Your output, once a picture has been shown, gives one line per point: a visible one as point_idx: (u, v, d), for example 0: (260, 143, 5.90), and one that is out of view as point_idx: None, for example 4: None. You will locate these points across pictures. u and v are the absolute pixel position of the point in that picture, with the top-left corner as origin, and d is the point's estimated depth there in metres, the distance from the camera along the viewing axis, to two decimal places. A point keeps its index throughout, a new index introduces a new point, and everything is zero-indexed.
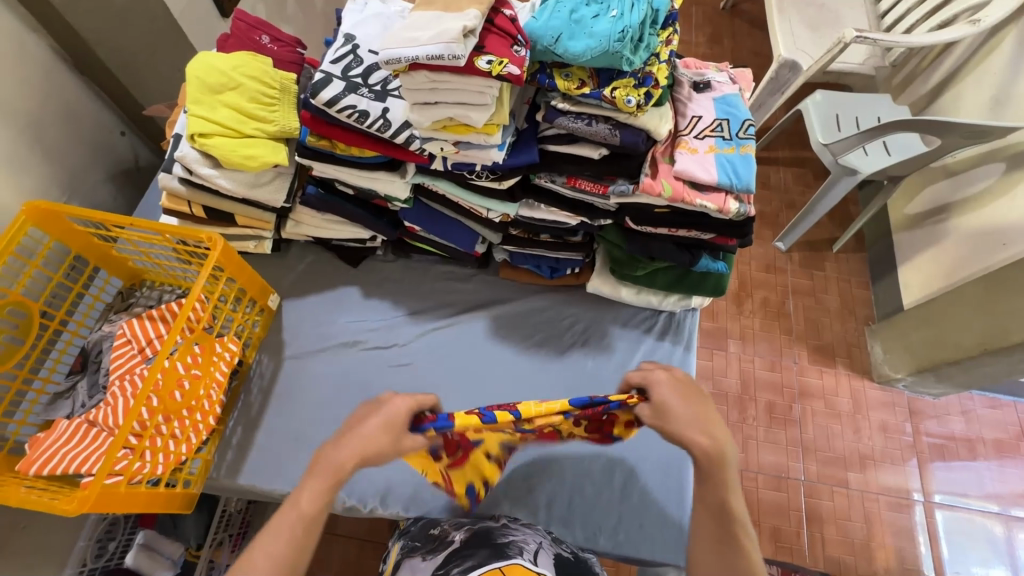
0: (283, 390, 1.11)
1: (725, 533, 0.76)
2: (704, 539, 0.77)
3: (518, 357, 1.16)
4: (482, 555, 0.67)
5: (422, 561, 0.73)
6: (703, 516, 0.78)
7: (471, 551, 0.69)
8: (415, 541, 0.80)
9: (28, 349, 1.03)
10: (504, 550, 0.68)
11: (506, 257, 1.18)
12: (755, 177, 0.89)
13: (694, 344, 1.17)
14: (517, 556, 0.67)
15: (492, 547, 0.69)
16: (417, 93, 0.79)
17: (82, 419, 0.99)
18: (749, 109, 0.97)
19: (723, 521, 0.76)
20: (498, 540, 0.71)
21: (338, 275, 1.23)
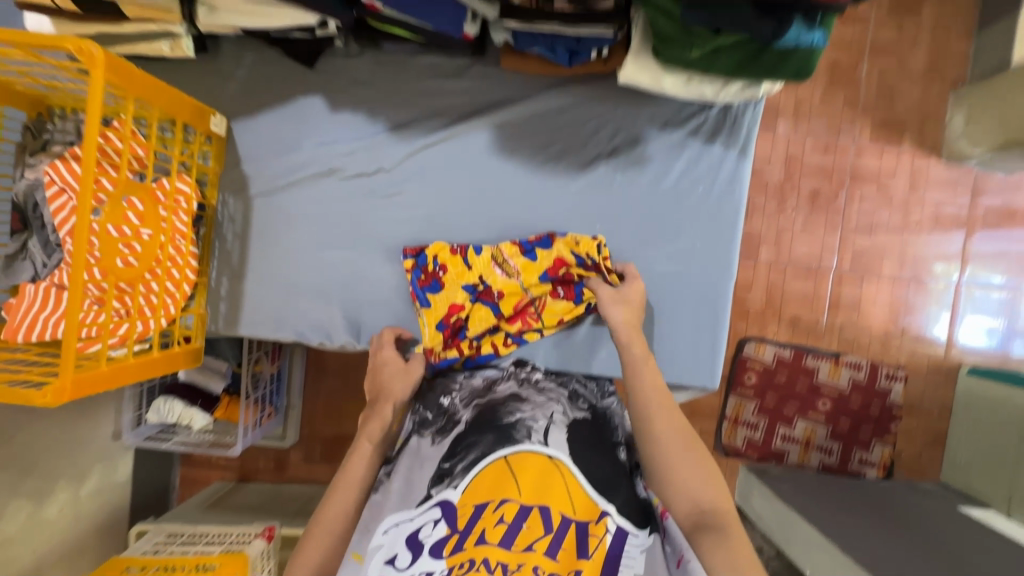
0: (261, 232, 0.95)
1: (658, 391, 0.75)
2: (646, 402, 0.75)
3: (528, 176, 0.95)
4: (487, 443, 0.67)
5: (429, 444, 0.74)
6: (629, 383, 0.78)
7: (476, 438, 0.69)
8: (426, 409, 0.81)
9: None
10: (511, 435, 0.68)
11: (509, 38, 0.86)
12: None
13: (752, 147, 0.93)
14: (525, 441, 0.66)
15: (497, 431, 0.69)
16: None
17: (50, 282, 0.89)
18: None
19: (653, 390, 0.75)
20: (503, 421, 0.70)
21: (293, 80, 0.95)
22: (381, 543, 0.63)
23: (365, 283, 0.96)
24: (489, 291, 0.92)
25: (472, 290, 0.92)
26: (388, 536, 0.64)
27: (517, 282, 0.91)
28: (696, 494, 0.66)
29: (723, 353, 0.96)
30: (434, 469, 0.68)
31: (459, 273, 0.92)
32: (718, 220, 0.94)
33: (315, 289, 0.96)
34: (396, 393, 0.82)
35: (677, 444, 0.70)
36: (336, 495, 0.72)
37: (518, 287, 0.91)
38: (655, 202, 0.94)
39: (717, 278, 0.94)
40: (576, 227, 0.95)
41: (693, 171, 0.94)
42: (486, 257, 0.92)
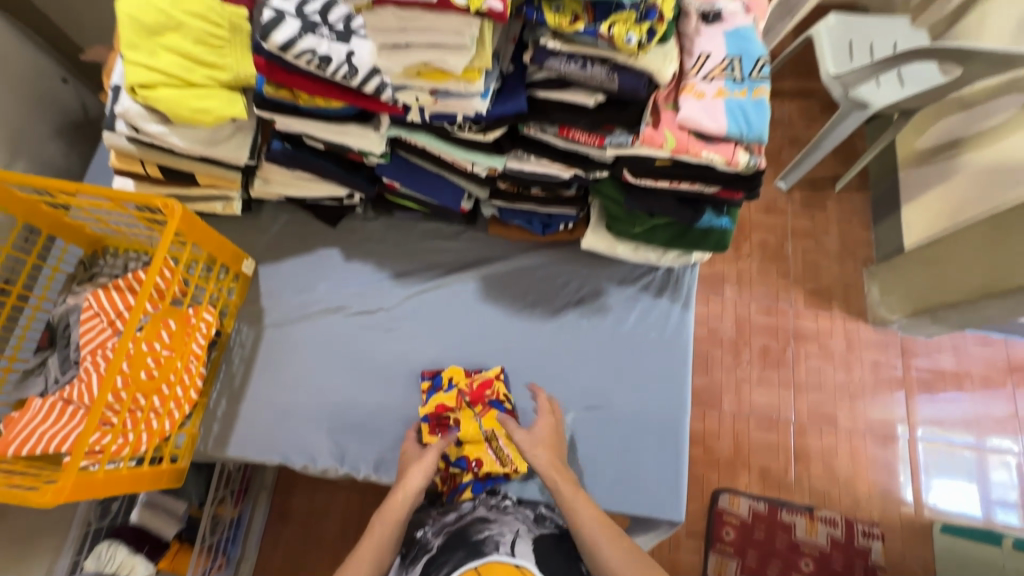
0: (266, 359, 1.06)
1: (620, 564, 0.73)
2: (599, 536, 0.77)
3: (508, 319, 1.11)
4: (457, 558, 0.72)
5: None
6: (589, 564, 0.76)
7: (447, 557, 0.73)
8: (404, 547, 0.85)
9: None
10: (480, 549, 0.72)
11: (495, 212, 1.11)
12: (768, 125, 0.81)
13: (693, 301, 1.13)
14: (493, 552, 0.71)
15: (467, 547, 0.73)
16: (384, 35, 0.68)
17: (57, 397, 0.95)
18: (764, 45, 0.87)
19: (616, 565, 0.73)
20: (473, 538, 0.75)
21: (317, 235, 1.15)
22: None
23: (355, 409, 1.04)
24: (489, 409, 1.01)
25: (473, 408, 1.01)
26: None
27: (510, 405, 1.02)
28: None
29: (685, 486, 1.02)
30: None
31: (475, 399, 1.02)
32: (671, 361, 1.09)
33: (308, 413, 1.03)
34: (410, 481, 0.87)
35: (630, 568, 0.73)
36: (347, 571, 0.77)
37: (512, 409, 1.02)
38: (617, 344, 1.10)
39: (675, 412, 1.05)
40: (549, 363, 1.08)
41: (647, 319, 1.11)
42: (486, 378, 1.04)
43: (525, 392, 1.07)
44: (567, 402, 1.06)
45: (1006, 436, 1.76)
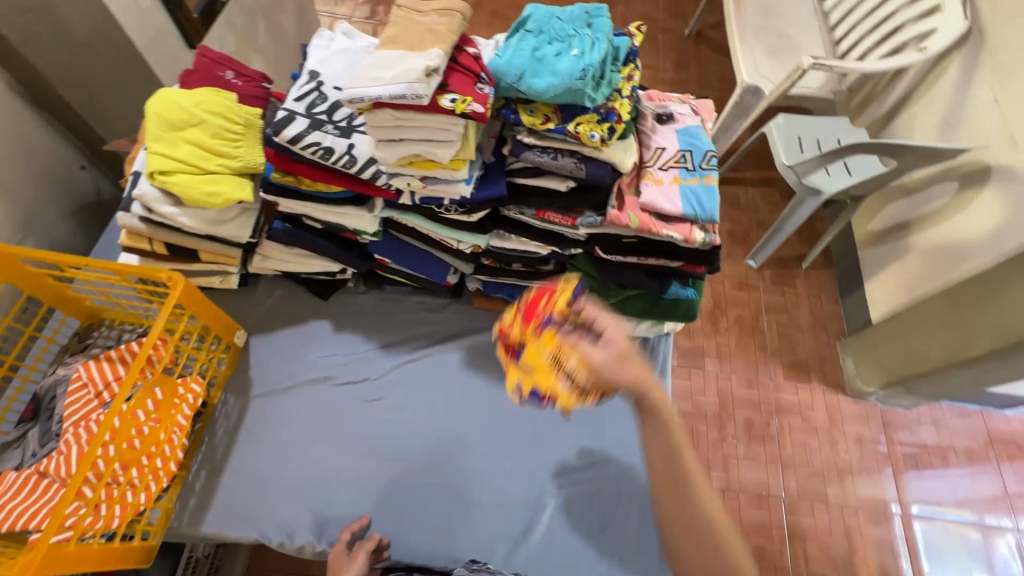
0: (250, 429, 1.07)
1: (694, 527, 0.71)
2: (669, 491, 0.72)
3: (492, 388, 1.14)
4: None
5: None
6: (668, 502, 0.73)
7: None
8: None
9: None
10: None
11: (480, 286, 1.19)
12: (719, 208, 0.92)
13: (668, 369, 1.18)
14: None
15: None
16: (381, 130, 0.79)
17: (32, 469, 0.94)
18: (710, 140, 1.01)
19: (688, 533, 0.71)
20: None
21: (309, 308, 1.20)
22: None
23: (336, 479, 1.03)
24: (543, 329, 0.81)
25: (531, 325, 0.84)
26: None
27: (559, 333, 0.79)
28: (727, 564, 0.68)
29: (671, 557, 1.01)
30: None
31: (528, 311, 0.86)
32: None
33: (287, 486, 1.02)
34: None
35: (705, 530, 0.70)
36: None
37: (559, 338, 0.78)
38: (598, 412, 1.13)
39: None
40: (532, 431, 1.10)
41: None
42: (538, 295, 0.85)
43: (509, 459, 1.07)
44: (552, 471, 1.06)
45: (999, 513, 1.75)
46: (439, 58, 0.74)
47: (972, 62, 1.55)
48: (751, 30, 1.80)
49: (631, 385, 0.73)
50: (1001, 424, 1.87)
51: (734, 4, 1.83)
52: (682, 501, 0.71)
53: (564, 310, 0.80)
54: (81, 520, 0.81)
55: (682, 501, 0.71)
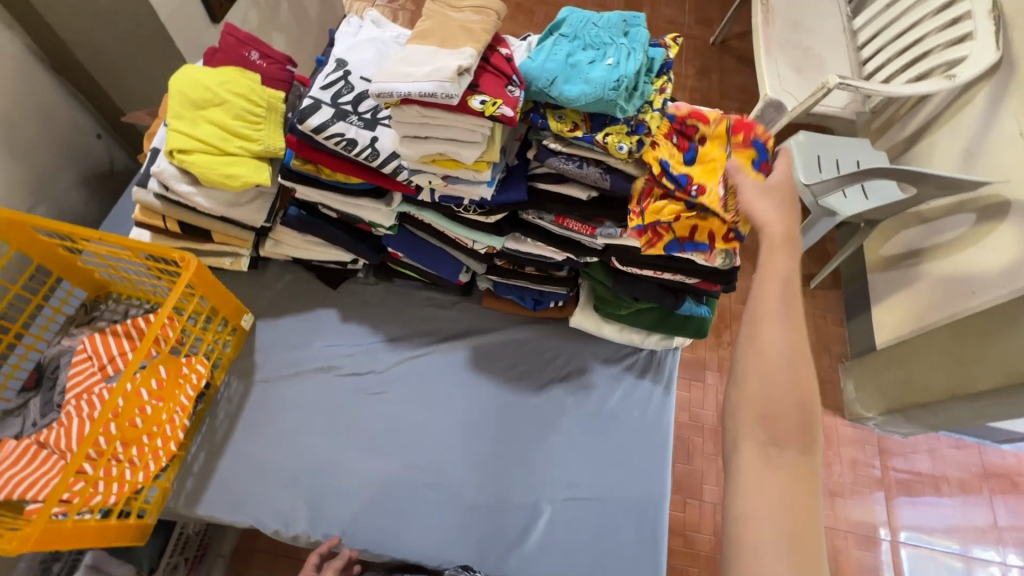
0: (252, 413, 1.06)
1: (790, 356, 0.67)
2: (767, 313, 0.69)
3: (495, 389, 1.14)
4: None
5: None
6: (759, 321, 0.69)
7: None
8: None
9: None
10: None
11: (489, 286, 1.18)
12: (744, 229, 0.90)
13: (674, 384, 1.17)
14: None
15: None
16: (406, 127, 0.78)
17: (32, 439, 0.94)
18: None
19: (772, 373, 0.67)
20: None
21: (317, 296, 1.19)
22: None
23: (334, 470, 1.03)
24: (739, 144, 0.84)
25: (721, 133, 0.85)
26: None
27: (752, 155, 0.83)
28: (783, 407, 0.66)
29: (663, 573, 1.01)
30: None
31: (737, 122, 0.85)
32: (651, 443, 1.11)
33: (284, 474, 1.02)
34: None
35: (786, 371, 0.67)
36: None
37: (750, 160, 0.82)
38: (600, 421, 1.12)
39: (655, 492, 1.06)
40: (533, 437, 1.10)
41: (629, 399, 1.15)
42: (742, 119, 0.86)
43: (507, 463, 1.07)
44: (549, 478, 1.06)
45: (986, 547, 1.75)
46: (472, 57, 0.73)
47: (999, 94, 1.53)
48: (777, 43, 1.78)
49: (768, 221, 0.75)
50: (996, 459, 1.86)
51: (764, 15, 1.81)
52: (781, 326, 0.68)
53: (768, 149, 0.83)
54: (82, 490, 0.81)
55: (781, 325, 0.68)
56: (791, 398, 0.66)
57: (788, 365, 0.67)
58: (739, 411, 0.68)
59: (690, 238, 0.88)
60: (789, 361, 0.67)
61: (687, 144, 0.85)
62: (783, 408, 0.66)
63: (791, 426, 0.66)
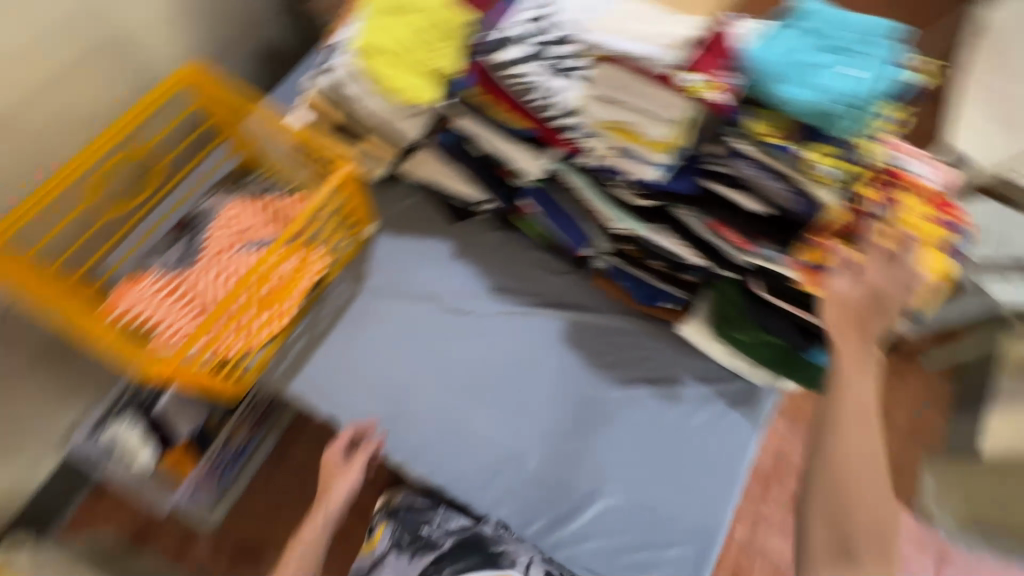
0: (354, 317, 1.11)
1: (867, 468, 0.68)
2: (841, 422, 0.69)
3: (579, 369, 1.12)
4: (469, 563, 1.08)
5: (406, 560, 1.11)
6: (838, 433, 0.69)
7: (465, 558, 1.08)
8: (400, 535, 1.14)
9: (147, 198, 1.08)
10: (495, 561, 1.07)
11: (606, 268, 1.13)
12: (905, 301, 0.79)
13: (763, 424, 1.10)
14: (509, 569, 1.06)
15: (483, 556, 1.08)
16: (600, 87, 0.76)
17: (172, 279, 1.03)
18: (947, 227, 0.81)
19: (859, 496, 0.67)
20: (490, 550, 1.08)
21: (436, 225, 1.20)
22: None
23: (414, 392, 1.08)
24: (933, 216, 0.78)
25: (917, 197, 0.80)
26: None
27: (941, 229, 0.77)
28: (859, 521, 0.67)
29: None
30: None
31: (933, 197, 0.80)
32: (723, 474, 1.06)
33: (371, 381, 1.08)
34: (335, 497, 1.00)
35: (867, 482, 0.68)
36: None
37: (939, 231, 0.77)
38: (675, 434, 1.08)
39: (711, 522, 1.03)
40: (604, 428, 1.08)
41: (712, 425, 1.09)
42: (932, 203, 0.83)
43: (571, 442, 1.07)
44: (610, 473, 1.06)
45: None
46: (693, 30, 0.68)
47: None
48: None
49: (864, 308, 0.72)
50: None
51: None
52: (858, 435, 0.69)
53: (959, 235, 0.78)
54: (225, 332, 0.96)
55: (859, 434, 0.69)
56: (873, 514, 0.67)
57: (864, 475, 0.68)
58: (811, 521, 0.69)
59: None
60: (870, 481, 0.68)
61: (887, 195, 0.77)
62: (861, 527, 0.67)
63: (870, 543, 0.66)
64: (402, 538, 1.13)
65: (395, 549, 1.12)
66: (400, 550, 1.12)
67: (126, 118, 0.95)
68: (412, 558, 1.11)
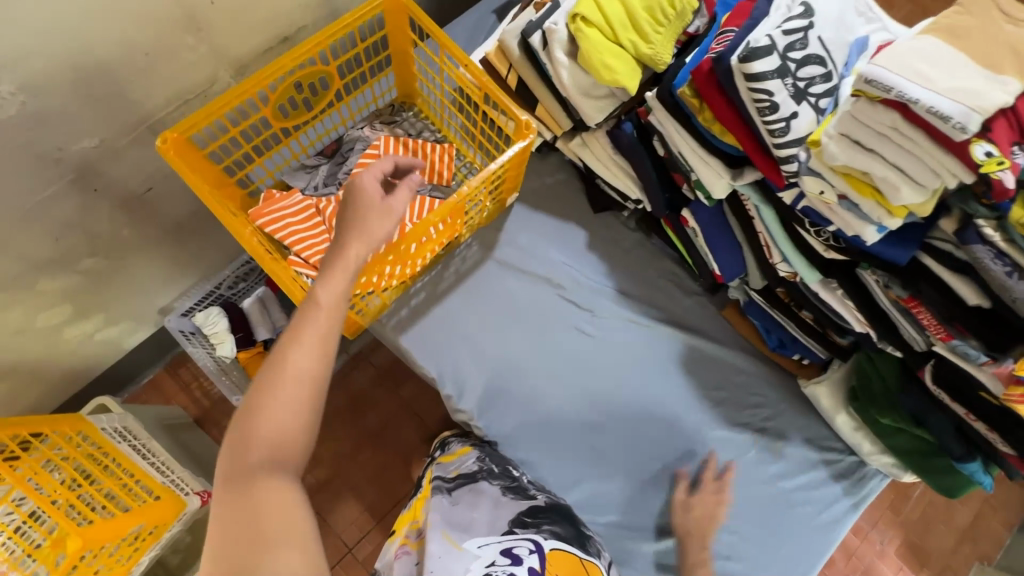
0: (476, 284, 1.08)
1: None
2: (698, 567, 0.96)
3: (688, 398, 1.07)
4: (564, 530, 0.87)
5: (501, 493, 0.93)
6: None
7: (555, 520, 0.89)
8: (492, 463, 1.00)
9: (313, 117, 1.05)
10: (587, 545, 0.88)
11: (741, 299, 1.07)
12: None
13: (865, 506, 1.03)
14: (594, 555, 0.87)
15: (576, 533, 0.89)
16: (859, 128, 0.65)
17: (314, 202, 1.02)
18: None
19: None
20: (582, 531, 0.91)
21: (576, 210, 1.15)
22: (479, 553, 0.81)
23: (519, 378, 1.05)
24: None
25: None
26: (482, 549, 0.81)
27: None
28: None
29: None
30: (511, 520, 0.87)
31: None
32: (809, 545, 1.02)
33: (477, 353, 1.05)
34: (377, 231, 0.75)
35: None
36: (259, 418, 0.60)
37: None
38: (768, 494, 1.03)
39: None
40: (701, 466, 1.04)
41: (811, 493, 1.03)
42: None
43: (652, 473, 1.04)
44: None
45: None
46: (1012, 93, 0.58)
47: None
48: None
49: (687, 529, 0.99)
50: None
51: None
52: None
53: None
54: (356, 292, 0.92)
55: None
56: None
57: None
58: None
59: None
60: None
61: None
62: None
63: None
64: (493, 469, 0.99)
65: (486, 477, 0.97)
66: (491, 480, 0.96)
67: (321, 33, 0.92)
68: (504, 494, 0.93)
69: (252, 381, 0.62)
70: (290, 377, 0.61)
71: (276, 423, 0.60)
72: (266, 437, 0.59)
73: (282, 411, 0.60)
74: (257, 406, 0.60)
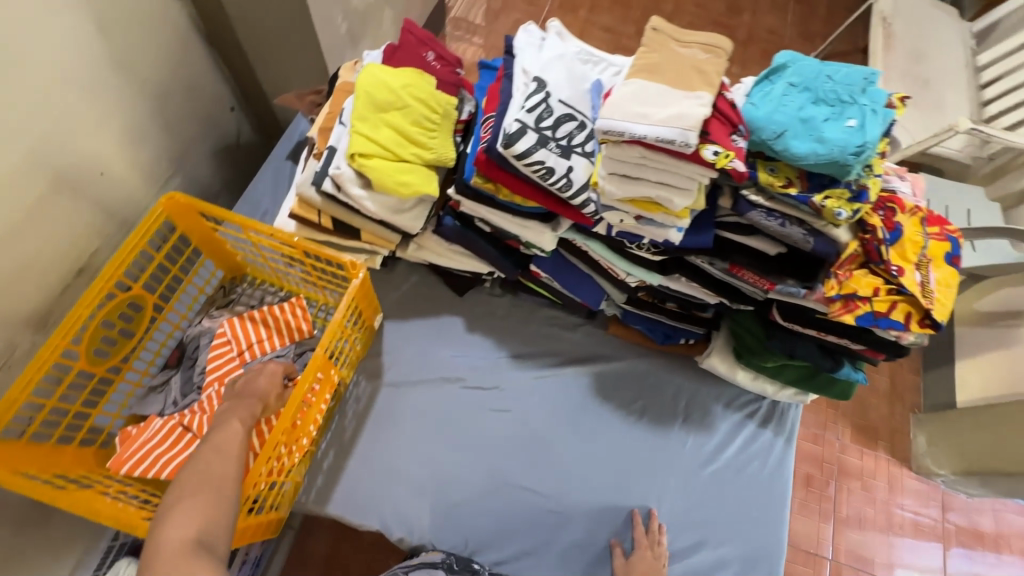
0: (380, 416, 1.06)
1: None
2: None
3: (618, 421, 1.12)
4: None
5: None
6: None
7: None
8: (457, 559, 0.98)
9: (138, 341, 1.01)
10: None
11: (617, 313, 1.15)
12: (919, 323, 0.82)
13: (795, 437, 1.13)
14: None
15: None
16: (619, 165, 0.76)
17: (177, 420, 0.94)
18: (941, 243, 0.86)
19: None
20: None
21: (442, 301, 1.17)
22: None
23: (461, 485, 1.03)
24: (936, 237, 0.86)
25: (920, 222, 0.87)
26: None
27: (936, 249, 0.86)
28: None
29: None
30: None
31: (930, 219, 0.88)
32: (770, 496, 1.09)
33: (410, 482, 1.03)
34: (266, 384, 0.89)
35: None
36: (175, 518, 0.67)
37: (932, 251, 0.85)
38: (718, 470, 1.10)
39: (771, 546, 1.05)
40: (655, 478, 1.08)
41: (750, 449, 1.12)
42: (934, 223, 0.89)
43: (618, 516, 1.05)
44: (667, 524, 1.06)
45: None
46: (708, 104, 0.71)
47: None
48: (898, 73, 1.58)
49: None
50: None
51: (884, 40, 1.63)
52: None
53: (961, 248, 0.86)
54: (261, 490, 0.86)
55: None
56: None
57: None
58: None
59: (886, 313, 0.82)
60: None
61: (893, 221, 0.83)
62: None
63: None
64: (455, 563, 0.97)
65: (444, 569, 0.95)
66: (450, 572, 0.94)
67: (112, 262, 0.90)
68: None
69: (168, 492, 0.71)
70: (205, 484, 0.71)
71: (195, 519, 0.67)
72: (187, 530, 0.66)
73: (199, 512, 0.68)
74: (178, 508, 0.68)
